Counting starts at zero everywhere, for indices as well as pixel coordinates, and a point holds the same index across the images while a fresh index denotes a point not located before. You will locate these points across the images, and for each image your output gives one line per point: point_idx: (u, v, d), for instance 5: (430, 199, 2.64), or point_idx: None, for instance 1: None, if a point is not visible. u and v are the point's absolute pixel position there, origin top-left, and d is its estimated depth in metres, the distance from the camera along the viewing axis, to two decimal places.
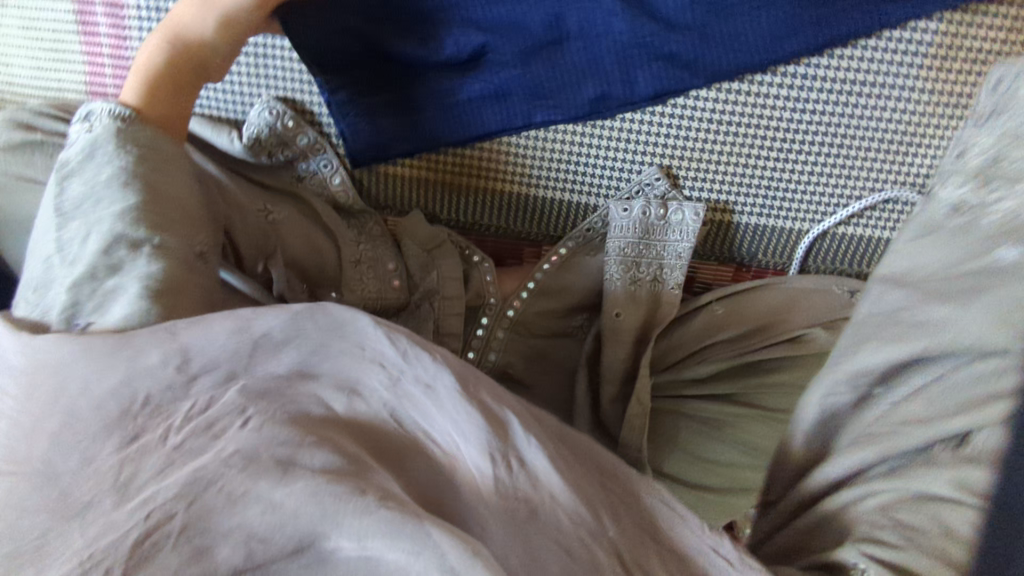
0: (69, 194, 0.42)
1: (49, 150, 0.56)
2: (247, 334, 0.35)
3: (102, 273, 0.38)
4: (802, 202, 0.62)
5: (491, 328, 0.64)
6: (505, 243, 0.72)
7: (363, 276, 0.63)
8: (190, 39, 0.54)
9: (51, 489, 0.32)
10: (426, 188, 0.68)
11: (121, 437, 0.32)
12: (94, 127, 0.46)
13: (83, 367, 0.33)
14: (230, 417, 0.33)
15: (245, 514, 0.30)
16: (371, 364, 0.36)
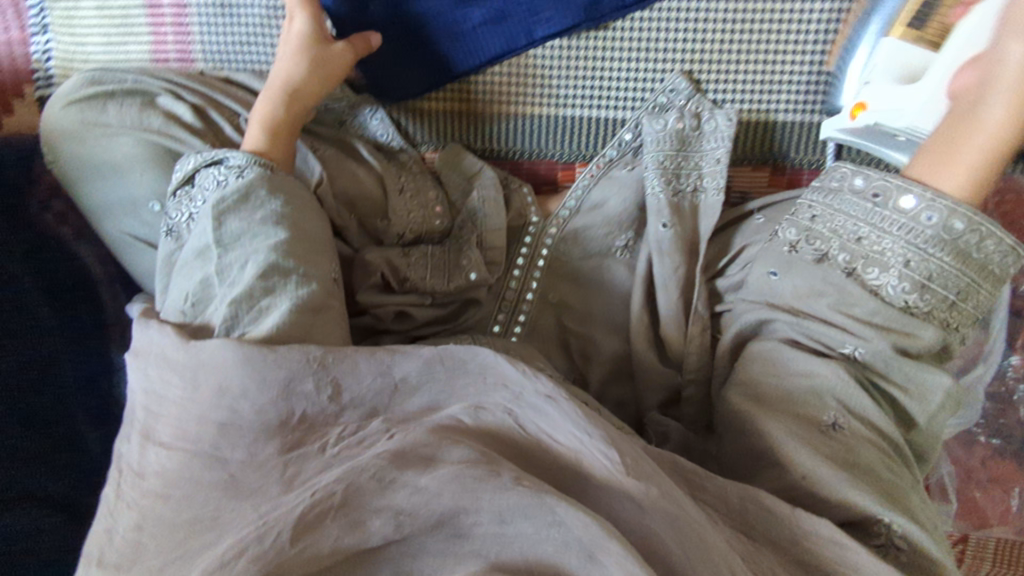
0: (224, 230, 0.52)
1: (120, 100, 0.63)
2: (386, 367, 0.44)
3: (263, 295, 0.49)
4: (821, 93, 0.65)
5: (533, 248, 0.67)
6: (539, 166, 0.72)
7: (408, 204, 0.67)
8: (292, 90, 0.62)
9: (219, 472, 0.41)
10: (457, 120, 0.71)
11: (281, 444, 0.41)
12: (241, 176, 0.56)
13: (242, 380, 0.43)
14: (379, 435, 0.42)
15: (395, 496, 0.38)
16: (498, 385, 0.44)
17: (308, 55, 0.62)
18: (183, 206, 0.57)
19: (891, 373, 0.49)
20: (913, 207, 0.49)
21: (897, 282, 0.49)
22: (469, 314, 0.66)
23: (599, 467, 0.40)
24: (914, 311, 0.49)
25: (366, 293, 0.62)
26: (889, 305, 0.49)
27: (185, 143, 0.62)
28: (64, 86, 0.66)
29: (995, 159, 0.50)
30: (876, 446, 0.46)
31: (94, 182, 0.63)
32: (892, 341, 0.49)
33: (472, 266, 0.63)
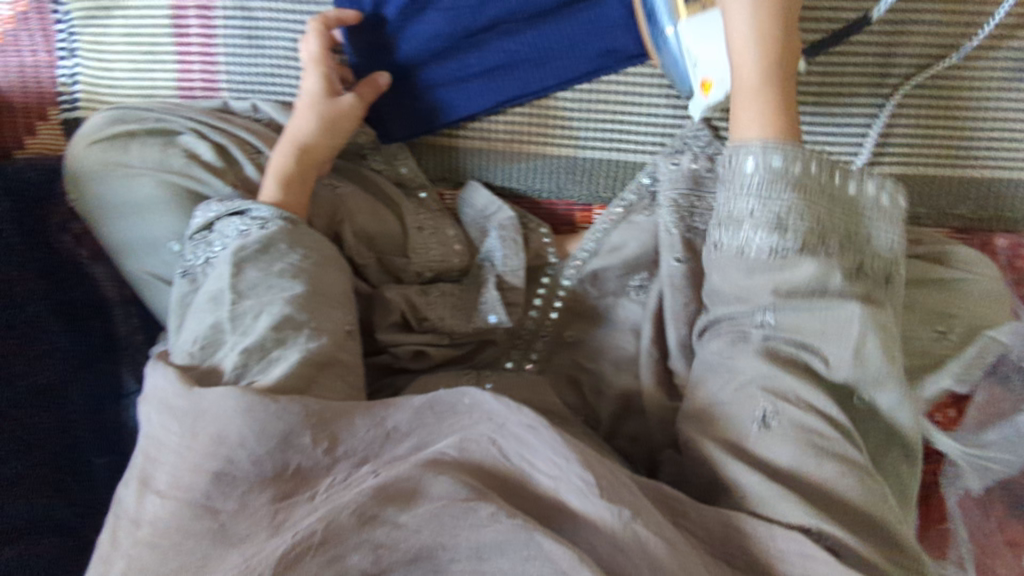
0: (243, 279, 0.54)
1: (144, 140, 0.63)
2: (378, 420, 0.46)
3: (275, 345, 0.50)
4: (839, 143, 0.67)
5: (551, 289, 0.67)
6: (558, 206, 0.73)
7: (427, 241, 0.68)
8: (307, 143, 0.63)
9: (209, 520, 0.43)
10: (473, 155, 0.71)
11: (274, 493, 0.43)
12: (257, 227, 0.57)
13: (244, 434, 0.43)
14: (364, 479, 0.44)
15: (371, 533, 0.42)
16: (480, 418, 0.45)
17: (319, 111, 0.63)
18: (199, 250, 0.58)
19: (795, 326, 0.48)
20: (752, 170, 0.51)
21: (758, 233, 0.50)
22: (481, 352, 0.66)
23: (573, 499, 0.42)
24: (784, 249, 0.49)
25: (385, 331, 0.63)
26: (762, 257, 0.50)
27: (205, 184, 0.62)
28: (90, 122, 0.65)
29: (771, 103, 0.52)
30: (807, 439, 0.45)
31: (105, 211, 0.62)
32: (777, 287, 0.49)
33: (490, 308, 0.63)
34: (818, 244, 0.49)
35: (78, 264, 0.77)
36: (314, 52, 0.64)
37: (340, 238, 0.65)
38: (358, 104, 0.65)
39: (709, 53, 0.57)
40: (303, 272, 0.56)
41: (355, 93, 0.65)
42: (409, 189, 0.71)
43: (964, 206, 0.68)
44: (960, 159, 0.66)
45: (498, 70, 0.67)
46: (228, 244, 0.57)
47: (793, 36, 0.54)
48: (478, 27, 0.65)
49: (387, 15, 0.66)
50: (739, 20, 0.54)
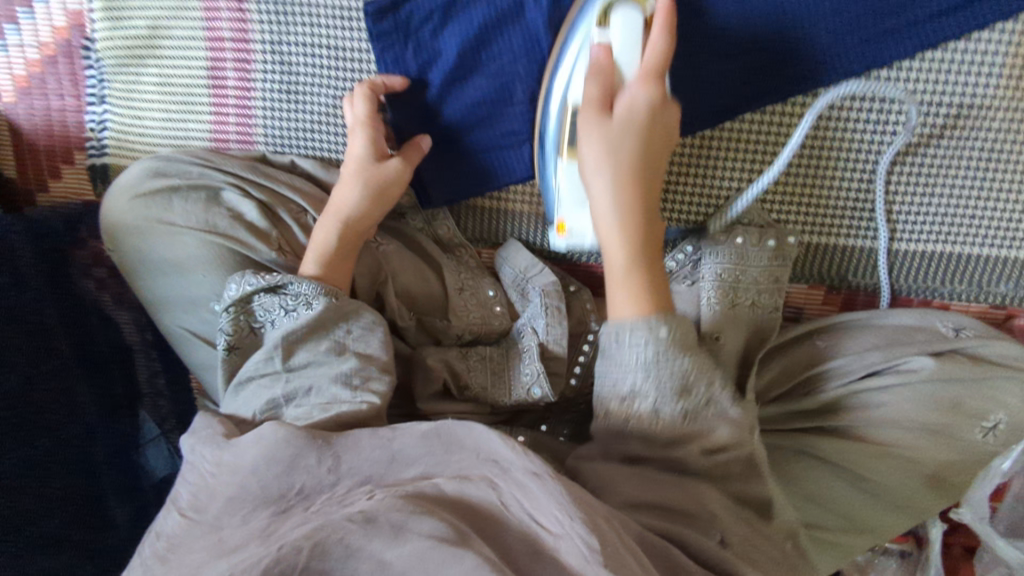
0: (296, 360, 0.56)
1: (186, 195, 0.63)
2: (384, 440, 0.49)
3: (321, 410, 0.54)
4: (861, 218, 0.68)
5: (592, 356, 0.67)
6: (597, 270, 0.72)
7: (467, 303, 0.68)
8: (350, 212, 0.62)
9: (211, 539, 0.45)
10: (512, 218, 0.71)
11: (274, 509, 0.46)
12: (299, 306, 0.58)
13: (259, 461, 0.47)
14: (358, 497, 0.45)
15: (357, 564, 0.41)
16: (485, 458, 0.47)
17: (364, 179, 0.63)
18: (240, 322, 0.58)
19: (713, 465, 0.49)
20: (636, 350, 0.49)
21: (661, 402, 0.49)
22: (521, 417, 0.66)
23: (569, 555, 0.41)
24: (696, 414, 0.49)
25: (426, 399, 0.63)
26: (675, 424, 0.49)
27: (250, 248, 0.62)
28: (128, 173, 0.66)
29: (642, 279, 0.52)
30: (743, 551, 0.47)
31: (140, 254, 0.63)
32: (701, 448, 0.49)
33: (534, 381, 0.62)
34: (718, 399, 0.50)
35: (101, 308, 0.76)
36: (359, 114, 0.63)
37: (383, 302, 0.66)
38: (401, 172, 0.64)
39: (585, 221, 0.60)
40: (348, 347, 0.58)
41: (401, 158, 0.64)
42: (447, 245, 0.71)
43: (1008, 285, 0.68)
44: (1002, 239, 0.67)
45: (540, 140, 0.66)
46: (278, 326, 0.58)
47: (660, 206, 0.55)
48: (518, 97, 0.65)
49: (431, 82, 0.65)
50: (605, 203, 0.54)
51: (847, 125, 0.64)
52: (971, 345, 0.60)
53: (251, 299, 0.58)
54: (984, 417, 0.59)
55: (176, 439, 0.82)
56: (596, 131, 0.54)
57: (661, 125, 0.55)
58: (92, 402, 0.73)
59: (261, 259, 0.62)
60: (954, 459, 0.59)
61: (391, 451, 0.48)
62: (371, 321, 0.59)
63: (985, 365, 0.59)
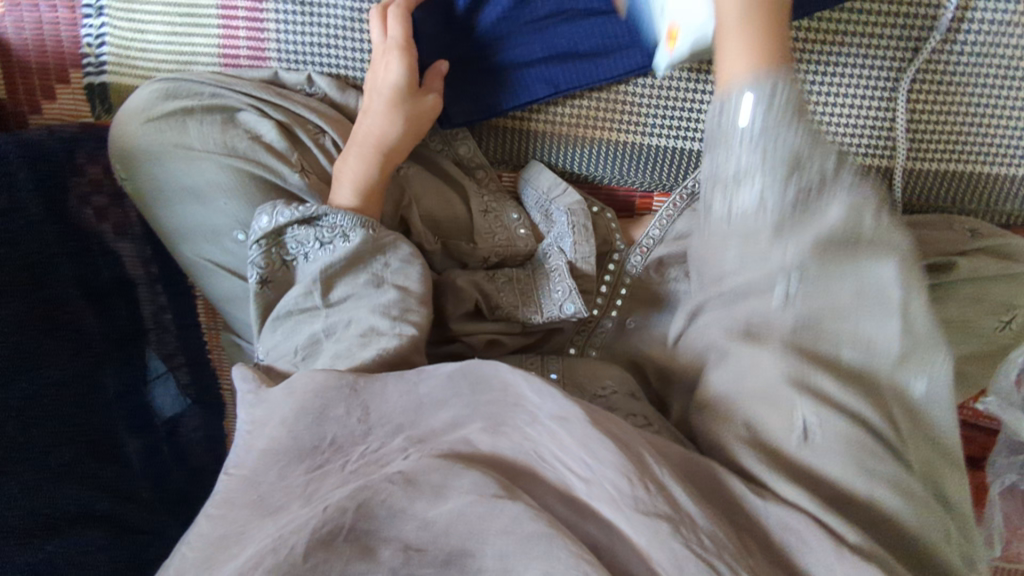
0: (333, 294, 0.56)
1: (201, 117, 0.64)
2: (411, 386, 0.47)
3: (358, 346, 0.53)
4: (883, 137, 0.70)
5: (616, 277, 0.67)
6: (617, 194, 0.73)
7: (491, 226, 0.68)
8: (384, 143, 0.62)
9: (251, 494, 0.45)
10: (538, 139, 0.70)
11: (309, 464, 0.45)
12: (334, 238, 0.57)
13: (291, 416, 0.47)
14: (395, 455, 0.44)
15: (404, 528, 0.40)
16: (512, 403, 0.44)
17: (398, 110, 0.62)
18: (272, 254, 0.58)
19: (833, 292, 0.41)
20: (747, 114, 0.42)
21: (771, 187, 0.41)
22: (551, 337, 0.66)
23: (602, 502, 0.40)
24: (809, 202, 0.41)
25: (455, 318, 0.64)
26: (788, 211, 0.41)
27: (273, 170, 0.63)
28: (138, 95, 0.66)
29: (755, 34, 0.46)
30: (847, 439, 0.39)
31: (155, 178, 0.65)
32: (813, 240, 0.41)
33: (565, 298, 0.62)
34: (845, 179, 0.41)
35: (103, 239, 0.73)
36: (396, 39, 0.62)
37: (408, 226, 0.66)
38: (434, 106, 0.64)
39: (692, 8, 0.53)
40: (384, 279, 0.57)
41: (436, 93, 0.64)
42: (465, 166, 0.71)
43: (1014, 203, 0.72)
44: (1012, 156, 0.70)
45: (564, 56, 0.65)
46: (312, 258, 0.57)
47: (778, 16, 0.47)
48: (542, 12, 0.64)
49: None
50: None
51: (864, 41, 0.67)
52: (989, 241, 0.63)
53: (284, 231, 0.58)
54: (1003, 312, 0.63)
55: (184, 376, 0.82)
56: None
57: None
58: (101, 329, 0.71)
59: (286, 180, 0.63)
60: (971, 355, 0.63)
61: (419, 395, 0.47)
62: (409, 253, 0.58)
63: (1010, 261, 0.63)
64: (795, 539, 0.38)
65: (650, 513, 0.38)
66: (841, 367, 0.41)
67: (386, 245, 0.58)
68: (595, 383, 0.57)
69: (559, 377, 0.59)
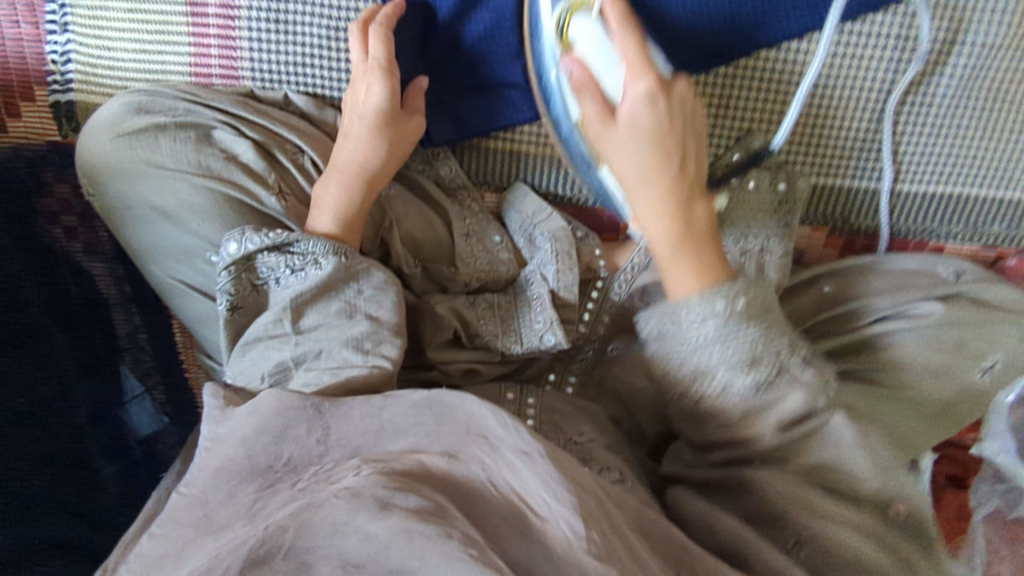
0: (304, 323, 0.55)
1: (173, 134, 0.62)
2: (375, 411, 0.46)
3: (328, 374, 0.52)
4: (869, 159, 0.69)
5: (600, 304, 0.65)
6: (602, 215, 0.72)
7: (473, 249, 0.66)
8: (366, 168, 0.61)
9: (199, 511, 0.43)
10: (525, 161, 0.69)
11: (260, 483, 0.44)
12: (306, 264, 0.56)
13: (251, 437, 0.46)
14: (346, 473, 0.42)
15: (341, 542, 0.37)
16: (474, 435, 0.44)
17: (379, 133, 0.61)
18: (241, 280, 0.56)
19: (780, 411, 0.48)
20: (701, 318, 0.49)
21: (736, 378, 0.48)
22: (530, 365, 0.65)
23: (551, 540, 0.39)
24: (772, 386, 0.48)
25: (434, 346, 0.62)
26: (747, 394, 0.48)
27: (248, 192, 0.62)
28: (108, 108, 0.64)
29: (688, 254, 0.51)
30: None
31: (124, 195, 0.62)
32: (776, 420, 0.48)
33: (546, 328, 0.61)
34: (796, 364, 0.48)
35: (73, 260, 0.71)
36: (379, 60, 0.59)
37: (388, 250, 0.65)
38: (417, 128, 0.63)
39: None
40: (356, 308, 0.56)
41: (419, 113, 0.63)
42: (447, 187, 0.69)
43: (1002, 225, 0.71)
44: (1000, 179, 0.68)
45: None
46: (284, 284, 0.56)
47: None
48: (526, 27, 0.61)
49: (438, 8, 0.61)
50: (633, 150, 0.52)
51: (855, 61, 0.64)
52: (973, 289, 0.64)
53: (255, 257, 0.56)
54: (983, 357, 0.62)
55: (160, 395, 0.80)
56: (647, 73, 0.52)
57: (672, 118, 0.52)
58: (70, 351, 0.69)
59: (261, 202, 0.62)
60: (957, 397, 0.61)
61: (382, 418, 0.46)
62: (384, 281, 0.57)
63: (991, 307, 0.63)
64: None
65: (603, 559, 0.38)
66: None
67: (359, 272, 0.57)
68: (572, 427, 0.58)
69: (536, 409, 0.59)
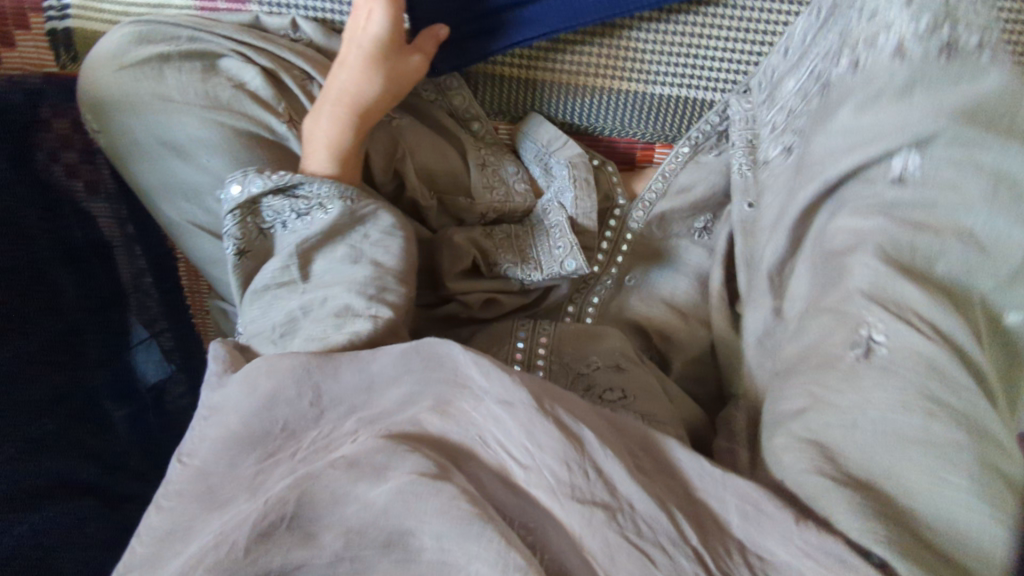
0: (312, 269, 0.53)
1: (179, 65, 0.60)
2: (363, 363, 0.43)
3: (334, 318, 0.49)
4: None
5: (618, 231, 0.65)
6: (617, 145, 0.71)
7: (490, 178, 0.66)
8: (361, 102, 0.58)
9: (201, 484, 0.42)
10: (541, 89, 0.67)
11: (261, 451, 0.42)
12: (317, 213, 0.54)
13: (240, 406, 0.42)
14: (344, 439, 0.42)
15: (346, 511, 0.38)
16: (460, 386, 0.41)
17: (376, 66, 0.58)
18: (248, 225, 0.54)
19: (950, 156, 0.42)
20: None
21: (916, 28, 0.46)
22: (546, 298, 0.64)
23: (538, 492, 0.38)
24: (958, 46, 0.44)
25: (453, 275, 0.61)
26: (928, 56, 0.45)
27: (261, 119, 0.61)
28: (109, 39, 0.62)
29: None
30: (920, 355, 0.37)
31: (130, 133, 0.60)
32: (954, 105, 0.43)
33: (568, 254, 0.60)
34: None
35: (76, 202, 0.68)
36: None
37: (402, 178, 0.64)
38: (417, 63, 0.61)
39: None
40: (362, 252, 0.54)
41: (420, 52, 0.61)
42: (460, 116, 0.68)
43: None
44: None
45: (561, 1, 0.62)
46: (290, 228, 0.54)
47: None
48: None
49: None
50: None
51: None
52: None
53: (260, 201, 0.54)
54: None
55: (167, 341, 0.80)
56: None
57: None
58: (79, 298, 0.67)
59: (274, 131, 0.62)
60: None
61: (369, 373, 0.43)
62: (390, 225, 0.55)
63: None
64: (752, 510, 0.36)
65: (592, 505, 0.36)
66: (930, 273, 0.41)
67: (366, 216, 0.55)
68: (580, 359, 0.58)
69: (547, 355, 0.58)
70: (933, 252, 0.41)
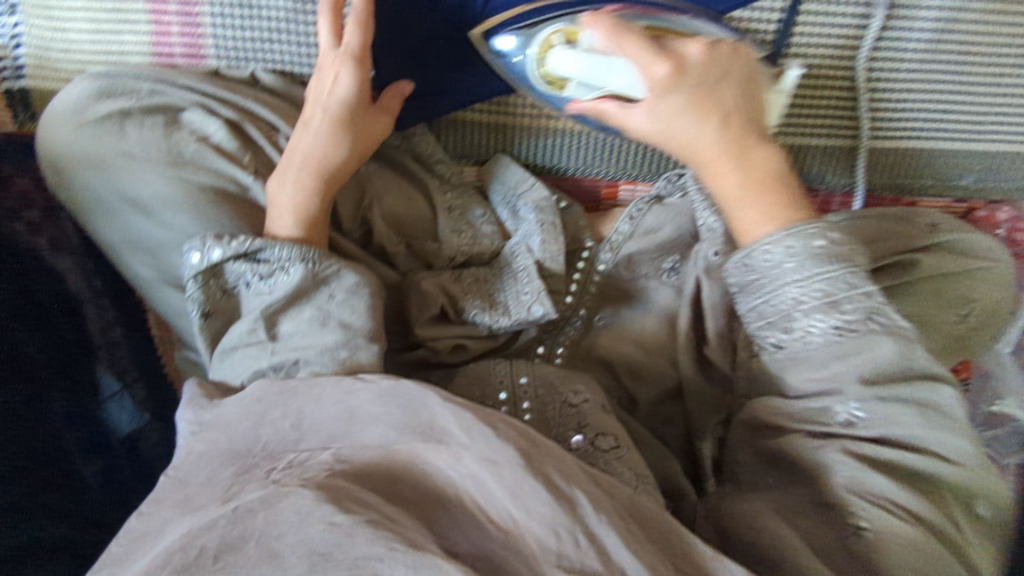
0: (279, 330, 0.55)
1: (139, 121, 0.59)
2: (343, 397, 0.45)
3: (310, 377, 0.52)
4: (842, 117, 0.70)
5: (586, 273, 0.65)
6: (583, 183, 0.72)
7: (457, 224, 0.65)
8: (328, 164, 0.59)
9: (179, 492, 0.44)
10: (510, 131, 0.68)
11: (235, 469, 0.43)
12: (280, 274, 0.54)
13: (231, 425, 0.46)
14: (316, 468, 0.41)
15: (309, 531, 0.35)
16: (438, 439, 0.41)
17: (342, 127, 0.59)
18: (210, 287, 0.56)
19: (890, 413, 0.44)
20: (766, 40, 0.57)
21: (820, 321, 0.46)
22: (516, 340, 0.65)
23: (529, 543, 0.37)
24: (859, 329, 0.45)
25: (422, 322, 0.61)
26: (841, 339, 0.45)
27: (224, 174, 0.60)
28: (66, 95, 0.61)
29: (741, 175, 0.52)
30: (907, 539, 0.40)
31: (91, 189, 0.60)
32: (862, 369, 0.45)
33: (534, 299, 0.60)
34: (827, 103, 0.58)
35: (39, 258, 0.67)
36: (353, 47, 0.59)
37: (370, 225, 0.64)
38: (386, 120, 0.62)
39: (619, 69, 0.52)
40: (331, 317, 0.54)
41: (386, 109, 0.62)
42: (426, 161, 0.68)
43: (970, 179, 0.73)
44: (969, 135, 0.70)
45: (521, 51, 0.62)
46: (253, 289, 0.55)
47: (756, 153, 0.52)
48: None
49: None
50: (684, 124, 0.51)
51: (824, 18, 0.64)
52: (944, 234, 0.60)
53: (222, 267, 0.55)
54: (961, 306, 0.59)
55: (140, 393, 0.77)
56: (672, 56, 0.51)
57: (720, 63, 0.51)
58: (42, 352, 0.66)
59: (240, 184, 0.61)
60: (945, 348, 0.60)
61: (348, 412, 0.44)
62: (354, 284, 0.55)
63: (970, 258, 0.60)
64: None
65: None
66: (901, 468, 0.43)
67: (329, 277, 0.55)
68: (567, 387, 0.59)
69: (530, 385, 0.59)
70: (898, 465, 0.43)
